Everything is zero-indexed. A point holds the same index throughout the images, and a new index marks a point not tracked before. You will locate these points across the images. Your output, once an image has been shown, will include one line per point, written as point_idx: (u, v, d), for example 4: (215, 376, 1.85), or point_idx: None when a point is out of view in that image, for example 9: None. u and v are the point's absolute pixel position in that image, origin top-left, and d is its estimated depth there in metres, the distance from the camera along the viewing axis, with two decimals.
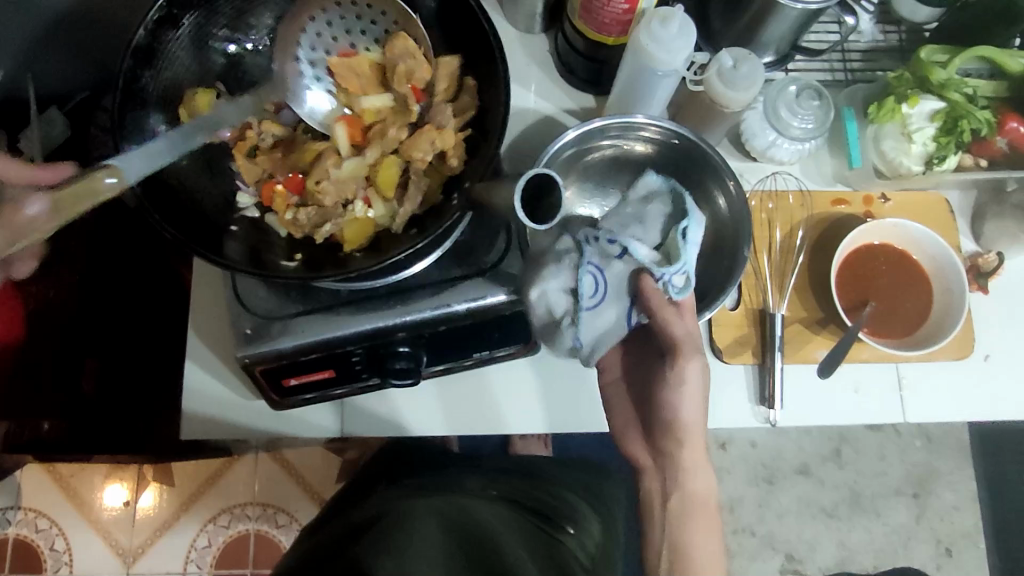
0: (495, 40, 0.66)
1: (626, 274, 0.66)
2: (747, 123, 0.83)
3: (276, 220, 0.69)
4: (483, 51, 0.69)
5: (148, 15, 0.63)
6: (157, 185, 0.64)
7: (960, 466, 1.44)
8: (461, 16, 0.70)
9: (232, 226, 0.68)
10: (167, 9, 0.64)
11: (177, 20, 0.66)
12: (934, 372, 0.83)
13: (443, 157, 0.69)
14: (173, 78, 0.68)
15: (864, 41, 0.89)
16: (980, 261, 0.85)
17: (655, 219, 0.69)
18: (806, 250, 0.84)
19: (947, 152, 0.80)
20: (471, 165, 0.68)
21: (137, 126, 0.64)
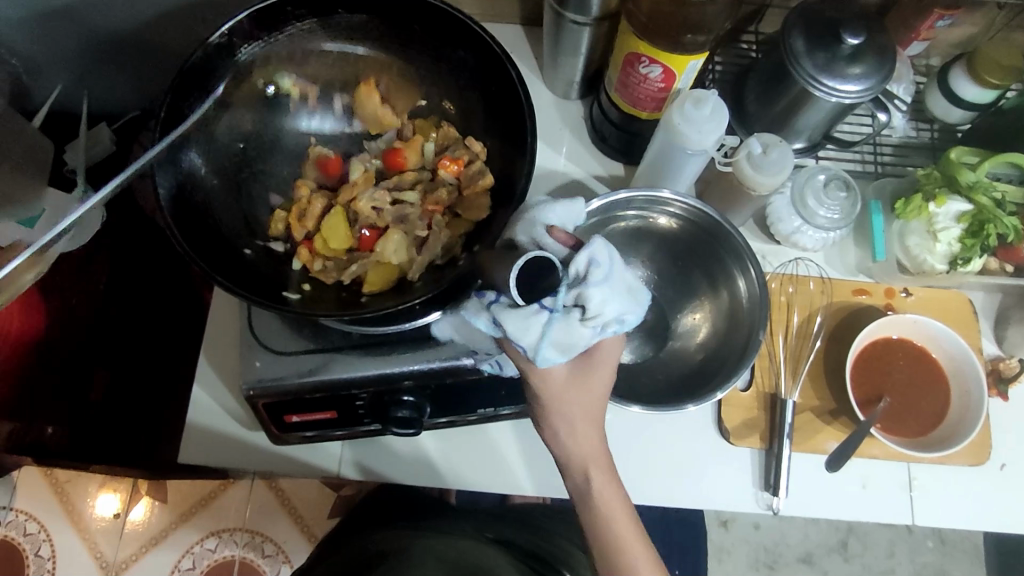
0: (527, 103, 0.68)
1: (532, 325, 0.52)
2: (774, 206, 0.83)
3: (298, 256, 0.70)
4: (516, 113, 0.71)
5: (210, 39, 0.67)
6: (185, 208, 0.65)
7: (972, 573, 1.38)
8: (502, 81, 0.72)
9: (246, 249, 0.69)
10: (228, 37, 0.68)
11: (235, 48, 0.69)
12: (947, 476, 0.81)
13: (471, 214, 0.71)
14: (220, 104, 0.70)
15: (897, 137, 0.90)
16: (1002, 365, 0.84)
17: (582, 333, 0.53)
18: (823, 337, 0.83)
19: (972, 254, 0.79)
20: (492, 226, 0.68)
21: (175, 154, 0.66)
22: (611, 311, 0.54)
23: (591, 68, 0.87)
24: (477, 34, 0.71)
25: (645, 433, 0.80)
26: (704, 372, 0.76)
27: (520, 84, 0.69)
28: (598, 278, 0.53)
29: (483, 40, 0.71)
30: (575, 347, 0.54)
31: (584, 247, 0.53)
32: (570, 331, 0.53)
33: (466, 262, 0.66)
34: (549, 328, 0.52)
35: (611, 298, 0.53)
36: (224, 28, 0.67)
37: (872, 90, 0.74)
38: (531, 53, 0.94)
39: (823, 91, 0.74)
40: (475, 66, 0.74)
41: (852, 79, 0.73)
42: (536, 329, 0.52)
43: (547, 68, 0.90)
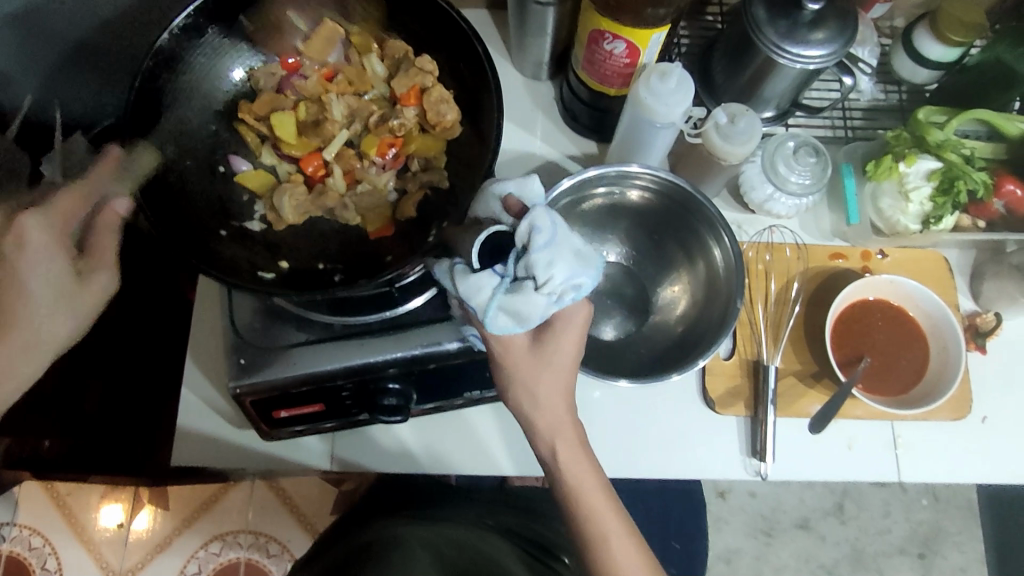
0: (490, 72, 0.68)
1: (483, 292, 0.54)
2: (746, 175, 0.84)
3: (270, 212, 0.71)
4: (484, 92, 0.70)
5: (176, 21, 0.66)
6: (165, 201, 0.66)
7: (967, 527, 1.40)
8: (464, 56, 0.72)
9: (222, 231, 0.69)
10: (193, 18, 0.67)
11: (202, 29, 0.69)
12: (930, 431, 0.82)
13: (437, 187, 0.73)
14: (189, 84, 0.70)
15: (865, 100, 0.91)
16: (978, 320, 0.85)
17: (530, 299, 0.53)
18: (802, 302, 0.84)
19: (944, 212, 0.80)
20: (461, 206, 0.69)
21: (148, 152, 0.66)
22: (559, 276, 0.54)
23: (558, 48, 0.87)
24: (446, 13, 0.70)
25: (632, 406, 0.81)
26: (685, 341, 0.77)
27: (489, 64, 0.68)
28: (541, 244, 0.54)
29: (450, 17, 0.70)
30: (532, 316, 0.55)
31: (525, 217, 0.55)
32: (521, 299, 0.54)
33: (436, 238, 0.66)
34: (498, 295, 0.54)
35: (555, 262, 0.54)
36: (190, 10, 0.65)
37: (836, 54, 0.74)
38: (499, 36, 0.94)
39: (787, 57, 0.74)
40: (444, 44, 0.74)
41: (816, 44, 0.73)
42: (487, 295, 0.54)
43: (514, 51, 0.90)
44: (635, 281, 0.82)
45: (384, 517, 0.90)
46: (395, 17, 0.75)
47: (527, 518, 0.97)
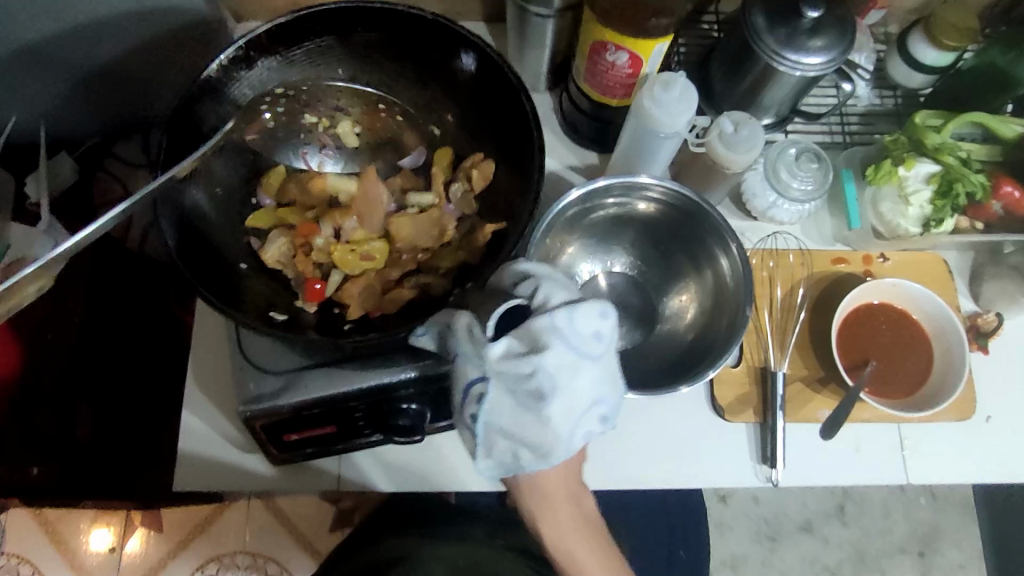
0: (533, 118, 0.68)
1: (524, 369, 0.54)
2: (748, 183, 0.84)
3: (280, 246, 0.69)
4: (525, 146, 0.70)
5: (223, 53, 0.67)
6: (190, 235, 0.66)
7: (964, 525, 1.41)
8: (502, 105, 0.73)
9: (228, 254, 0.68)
10: (241, 51, 0.68)
11: (250, 60, 0.70)
12: (936, 433, 0.82)
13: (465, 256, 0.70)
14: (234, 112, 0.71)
15: (862, 105, 0.91)
16: (980, 321, 0.86)
17: (513, 380, 0.55)
18: (806, 308, 0.84)
19: (943, 214, 0.81)
20: (484, 261, 0.67)
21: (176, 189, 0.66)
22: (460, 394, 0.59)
23: (557, 59, 0.87)
24: (492, 61, 0.71)
25: (644, 418, 0.80)
26: (695, 351, 0.77)
27: (527, 103, 0.68)
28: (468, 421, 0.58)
29: (497, 68, 0.71)
30: (475, 316, 0.58)
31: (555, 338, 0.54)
32: (509, 399, 0.56)
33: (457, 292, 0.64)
34: (577, 430, 0.57)
35: (488, 449, 0.58)
36: (241, 42, 0.67)
37: (834, 62, 0.75)
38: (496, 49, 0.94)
39: (787, 65, 0.75)
40: (485, 95, 0.75)
41: (815, 52, 0.74)
42: (533, 368, 0.54)
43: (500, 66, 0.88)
44: (644, 293, 0.82)
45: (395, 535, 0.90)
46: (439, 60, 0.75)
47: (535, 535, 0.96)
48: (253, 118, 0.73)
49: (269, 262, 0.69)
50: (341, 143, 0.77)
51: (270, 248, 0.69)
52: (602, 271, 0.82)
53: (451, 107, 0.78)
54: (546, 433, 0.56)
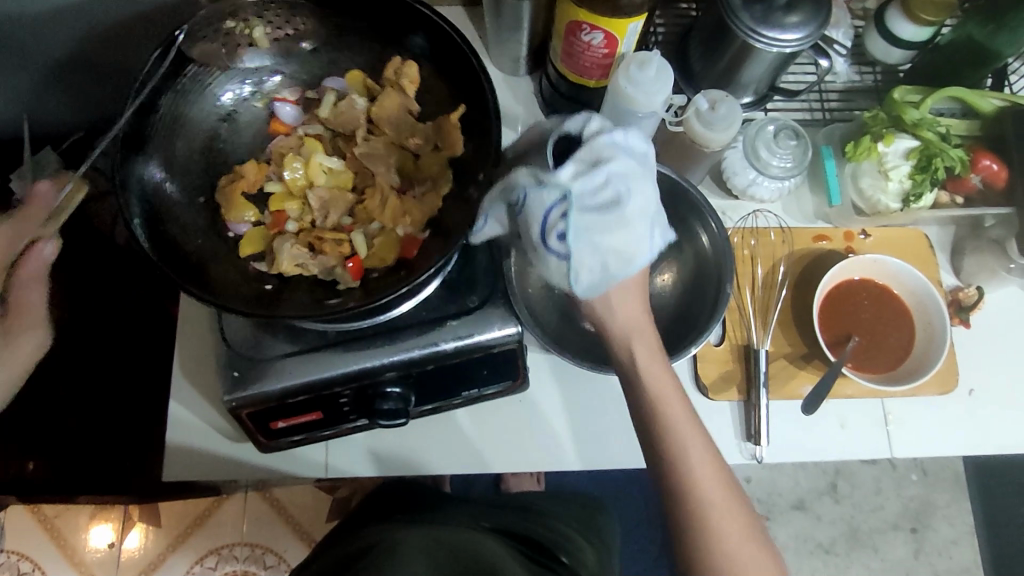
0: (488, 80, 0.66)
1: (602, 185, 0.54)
2: (728, 162, 0.85)
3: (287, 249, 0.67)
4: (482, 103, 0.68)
5: (170, 42, 0.65)
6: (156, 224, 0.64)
7: (956, 500, 1.42)
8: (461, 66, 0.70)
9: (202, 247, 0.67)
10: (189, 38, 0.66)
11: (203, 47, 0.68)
12: (919, 407, 0.83)
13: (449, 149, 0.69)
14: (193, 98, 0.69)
15: (841, 82, 0.92)
16: (961, 296, 0.86)
17: (592, 195, 0.54)
18: (788, 286, 0.85)
19: (923, 189, 0.81)
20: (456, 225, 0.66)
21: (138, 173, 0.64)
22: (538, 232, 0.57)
23: (535, 41, 0.87)
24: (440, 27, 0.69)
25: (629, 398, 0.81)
26: (678, 330, 0.77)
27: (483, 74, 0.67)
28: (557, 251, 0.56)
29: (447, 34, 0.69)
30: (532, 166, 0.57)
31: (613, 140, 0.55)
32: (597, 219, 0.55)
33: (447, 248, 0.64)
34: (654, 234, 0.58)
35: (582, 270, 0.57)
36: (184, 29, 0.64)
37: (810, 38, 0.74)
38: (475, 34, 0.94)
39: (764, 42, 0.75)
40: (441, 59, 0.72)
41: (791, 28, 0.74)
42: (612, 177, 0.55)
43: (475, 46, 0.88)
44: None
45: (383, 520, 0.89)
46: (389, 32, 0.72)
47: (525, 517, 0.97)
48: (216, 104, 0.71)
49: (289, 271, 0.67)
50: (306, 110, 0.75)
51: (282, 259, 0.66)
52: None
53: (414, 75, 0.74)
54: (634, 239, 0.56)
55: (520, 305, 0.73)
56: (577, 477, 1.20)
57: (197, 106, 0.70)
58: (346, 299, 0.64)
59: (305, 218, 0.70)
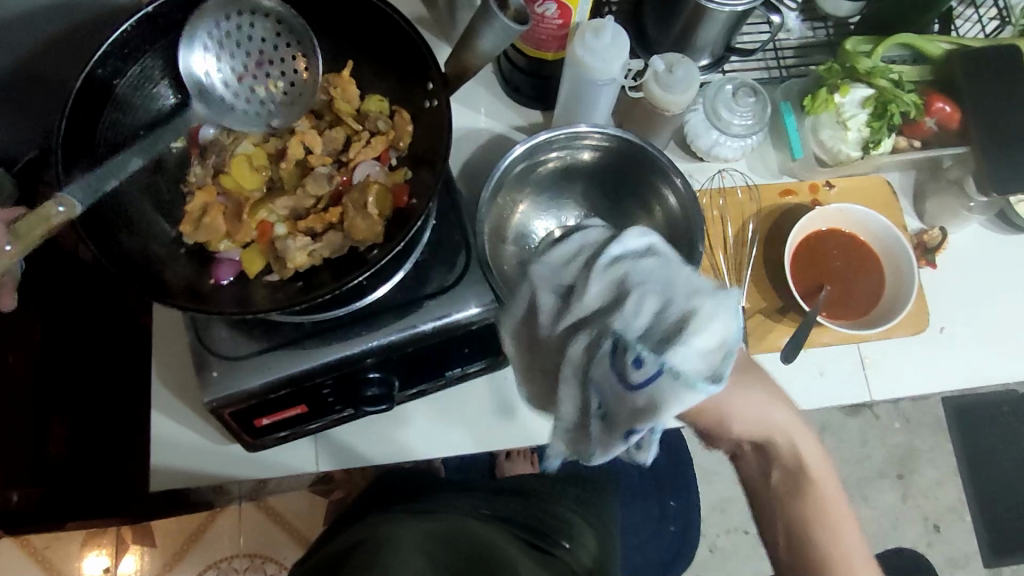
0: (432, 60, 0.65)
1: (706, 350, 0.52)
2: (691, 124, 0.86)
3: (293, 245, 0.65)
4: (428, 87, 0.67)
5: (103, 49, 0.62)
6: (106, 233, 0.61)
7: (938, 443, 1.45)
8: (405, 57, 0.68)
9: (162, 256, 0.65)
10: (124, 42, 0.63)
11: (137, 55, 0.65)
12: (894, 348, 0.85)
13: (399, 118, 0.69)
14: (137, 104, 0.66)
15: (795, 38, 0.93)
16: (926, 237, 0.88)
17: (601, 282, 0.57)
18: (759, 243, 0.86)
19: (881, 135, 0.83)
20: (414, 208, 0.65)
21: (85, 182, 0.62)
22: (644, 394, 0.51)
23: None
24: (388, 16, 0.66)
25: None
26: None
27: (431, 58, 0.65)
28: (644, 379, 0.52)
29: (390, 19, 0.66)
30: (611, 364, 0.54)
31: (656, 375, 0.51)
32: (629, 269, 0.57)
33: (405, 233, 0.63)
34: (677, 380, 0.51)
35: (721, 333, 0.52)
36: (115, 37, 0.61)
37: None
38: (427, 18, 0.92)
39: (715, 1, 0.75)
40: (386, 42, 0.69)
41: None
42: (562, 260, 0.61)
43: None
44: None
45: (385, 510, 0.90)
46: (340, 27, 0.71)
47: (528, 505, 0.99)
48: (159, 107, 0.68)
49: (303, 265, 0.66)
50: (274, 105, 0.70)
51: (293, 255, 0.65)
52: (556, 225, 0.82)
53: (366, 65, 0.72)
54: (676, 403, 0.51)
55: (497, 282, 0.74)
56: None
57: (145, 109, 0.67)
58: (318, 286, 0.64)
59: (287, 214, 0.69)
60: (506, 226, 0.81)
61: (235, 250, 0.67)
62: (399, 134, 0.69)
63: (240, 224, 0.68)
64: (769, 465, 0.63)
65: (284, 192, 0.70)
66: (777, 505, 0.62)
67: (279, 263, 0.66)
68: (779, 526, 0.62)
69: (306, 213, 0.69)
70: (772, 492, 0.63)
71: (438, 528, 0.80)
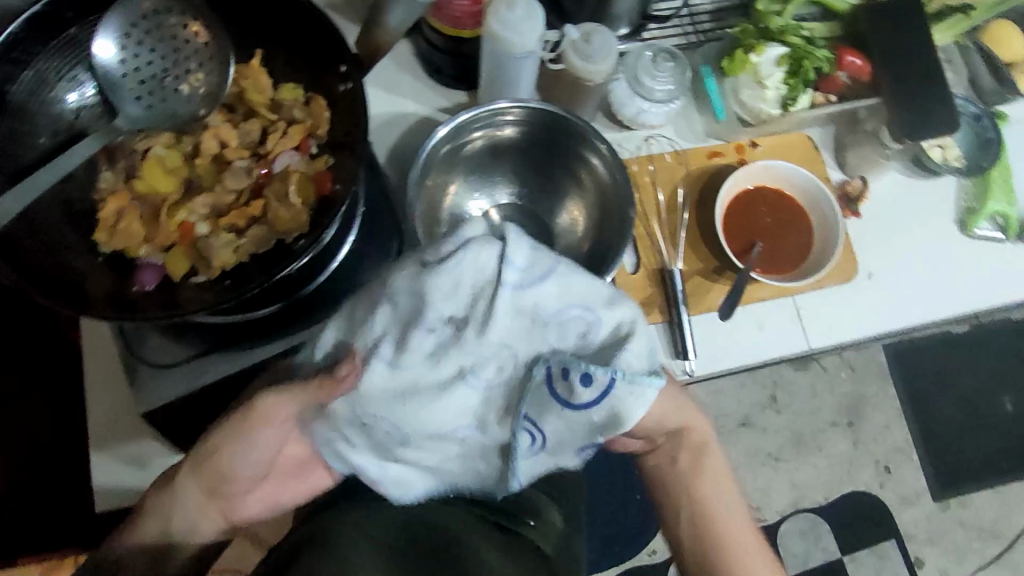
0: (341, 39, 0.64)
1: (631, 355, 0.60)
2: (615, 93, 0.86)
3: (217, 241, 0.64)
4: (341, 66, 0.65)
5: None
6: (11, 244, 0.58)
7: (883, 388, 1.48)
8: (314, 42, 0.67)
9: (77, 265, 0.62)
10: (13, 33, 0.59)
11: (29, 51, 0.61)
12: (826, 297, 0.88)
13: (315, 103, 0.68)
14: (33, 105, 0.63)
15: (710, 2, 0.94)
16: (849, 188, 0.91)
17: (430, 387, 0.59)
18: (689, 206, 0.87)
19: (798, 91, 0.86)
20: (336, 192, 0.63)
21: None
22: (599, 410, 0.60)
23: None
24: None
25: None
26: (594, 260, 0.78)
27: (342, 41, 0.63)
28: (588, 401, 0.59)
29: (294, 3, 0.65)
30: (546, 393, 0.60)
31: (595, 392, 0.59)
32: (460, 353, 0.58)
33: (329, 215, 0.61)
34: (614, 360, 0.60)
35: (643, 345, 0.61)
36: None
37: None
38: None
39: None
40: (295, 31, 0.67)
41: None
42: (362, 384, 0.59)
43: (337, 14, 0.85)
44: (532, 219, 0.83)
45: (349, 502, 0.87)
46: (248, 14, 0.69)
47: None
48: (59, 108, 0.64)
49: (229, 262, 0.64)
50: (189, 102, 0.67)
51: (216, 252, 0.63)
52: (491, 206, 0.83)
53: (279, 53, 0.70)
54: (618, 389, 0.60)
55: None
56: None
57: (45, 115, 0.64)
58: (245, 280, 0.62)
59: (208, 212, 0.67)
60: (440, 208, 0.81)
61: (156, 254, 0.65)
62: (316, 119, 0.68)
63: (158, 227, 0.65)
64: (675, 454, 0.73)
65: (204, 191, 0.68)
66: (687, 489, 0.73)
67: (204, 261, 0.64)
68: (686, 518, 0.73)
69: (228, 210, 0.67)
70: (680, 486, 0.73)
71: (418, 517, 0.76)
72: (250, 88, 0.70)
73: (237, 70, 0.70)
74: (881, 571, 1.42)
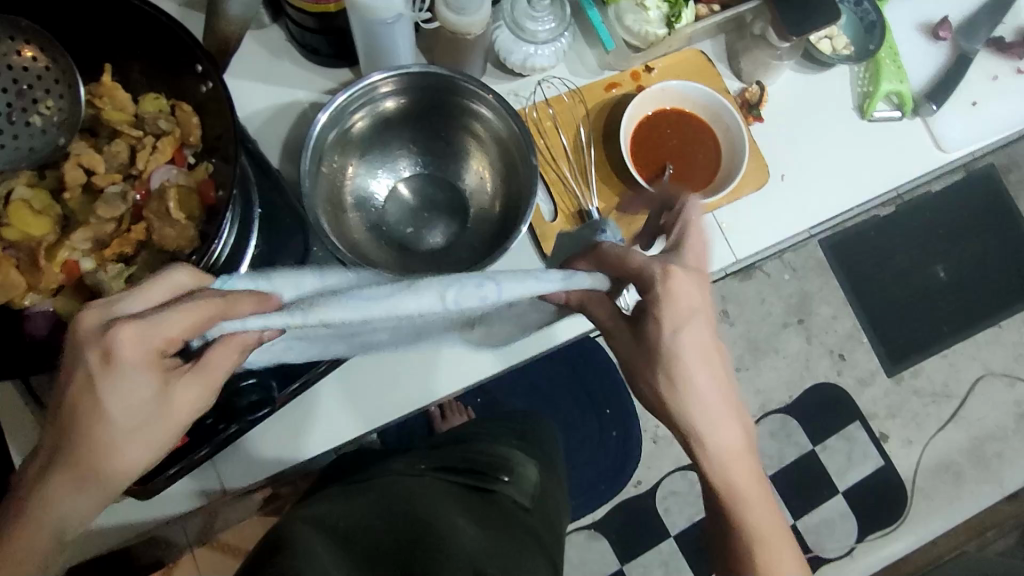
0: (188, 37, 0.59)
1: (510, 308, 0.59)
2: (500, 43, 0.83)
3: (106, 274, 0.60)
4: (197, 68, 0.61)
5: None
6: None
7: (825, 282, 1.52)
8: (164, 45, 0.62)
9: None
10: None
11: None
12: (744, 206, 0.89)
13: (180, 110, 0.64)
14: None
15: None
16: (748, 96, 0.91)
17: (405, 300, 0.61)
18: (596, 143, 0.87)
19: (678, 7, 0.85)
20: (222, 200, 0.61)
21: None
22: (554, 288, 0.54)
23: None
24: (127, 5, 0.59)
25: None
26: (508, 215, 0.78)
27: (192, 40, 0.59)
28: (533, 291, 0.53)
29: (129, 7, 0.60)
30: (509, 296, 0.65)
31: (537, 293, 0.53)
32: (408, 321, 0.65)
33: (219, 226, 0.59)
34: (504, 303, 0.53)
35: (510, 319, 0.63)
36: None
37: None
38: None
39: None
40: (142, 37, 0.63)
41: None
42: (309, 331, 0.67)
43: (196, 11, 0.80)
44: (441, 186, 0.81)
45: (316, 500, 0.83)
46: (87, 27, 0.64)
47: (461, 451, 0.97)
48: None
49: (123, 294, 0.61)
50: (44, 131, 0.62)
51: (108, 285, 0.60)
52: (396, 181, 0.81)
53: (135, 63, 0.66)
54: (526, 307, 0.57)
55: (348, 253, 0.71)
56: (504, 392, 1.27)
57: None
58: None
59: (89, 245, 0.63)
60: (344, 194, 0.78)
61: (46, 302, 0.62)
62: (185, 127, 0.64)
63: (40, 272, 0.61)
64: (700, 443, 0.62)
65: (80, 224, 0.64)
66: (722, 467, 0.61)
67: (98, 296, 0.61)
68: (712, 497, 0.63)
69: (111, 239, 0.64)
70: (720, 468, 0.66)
71: (403, 509, 0.72)
72: (108, 107, 0.65)
73: (90, 91, 0.65)
74: (851, 454, 1.48)
